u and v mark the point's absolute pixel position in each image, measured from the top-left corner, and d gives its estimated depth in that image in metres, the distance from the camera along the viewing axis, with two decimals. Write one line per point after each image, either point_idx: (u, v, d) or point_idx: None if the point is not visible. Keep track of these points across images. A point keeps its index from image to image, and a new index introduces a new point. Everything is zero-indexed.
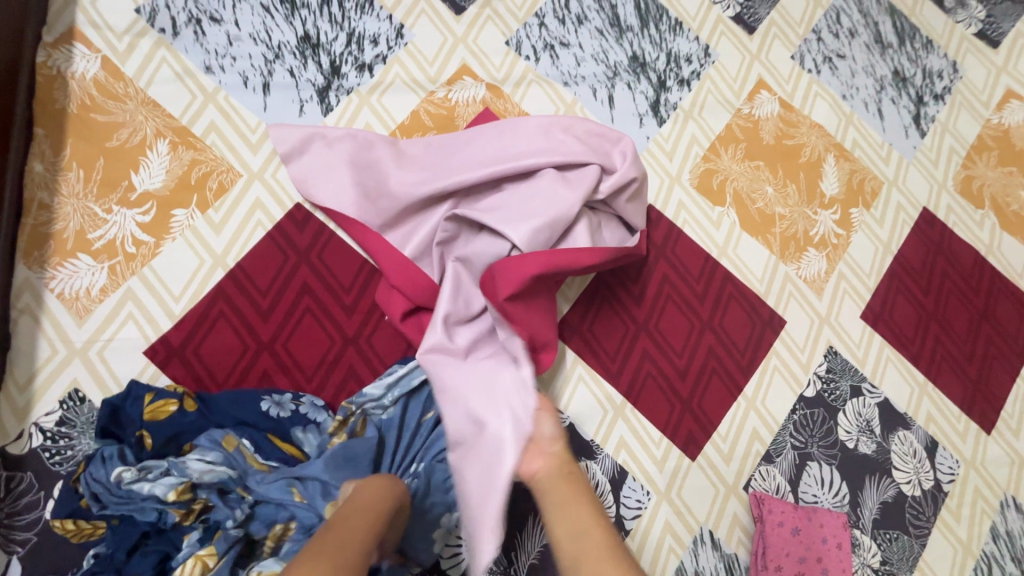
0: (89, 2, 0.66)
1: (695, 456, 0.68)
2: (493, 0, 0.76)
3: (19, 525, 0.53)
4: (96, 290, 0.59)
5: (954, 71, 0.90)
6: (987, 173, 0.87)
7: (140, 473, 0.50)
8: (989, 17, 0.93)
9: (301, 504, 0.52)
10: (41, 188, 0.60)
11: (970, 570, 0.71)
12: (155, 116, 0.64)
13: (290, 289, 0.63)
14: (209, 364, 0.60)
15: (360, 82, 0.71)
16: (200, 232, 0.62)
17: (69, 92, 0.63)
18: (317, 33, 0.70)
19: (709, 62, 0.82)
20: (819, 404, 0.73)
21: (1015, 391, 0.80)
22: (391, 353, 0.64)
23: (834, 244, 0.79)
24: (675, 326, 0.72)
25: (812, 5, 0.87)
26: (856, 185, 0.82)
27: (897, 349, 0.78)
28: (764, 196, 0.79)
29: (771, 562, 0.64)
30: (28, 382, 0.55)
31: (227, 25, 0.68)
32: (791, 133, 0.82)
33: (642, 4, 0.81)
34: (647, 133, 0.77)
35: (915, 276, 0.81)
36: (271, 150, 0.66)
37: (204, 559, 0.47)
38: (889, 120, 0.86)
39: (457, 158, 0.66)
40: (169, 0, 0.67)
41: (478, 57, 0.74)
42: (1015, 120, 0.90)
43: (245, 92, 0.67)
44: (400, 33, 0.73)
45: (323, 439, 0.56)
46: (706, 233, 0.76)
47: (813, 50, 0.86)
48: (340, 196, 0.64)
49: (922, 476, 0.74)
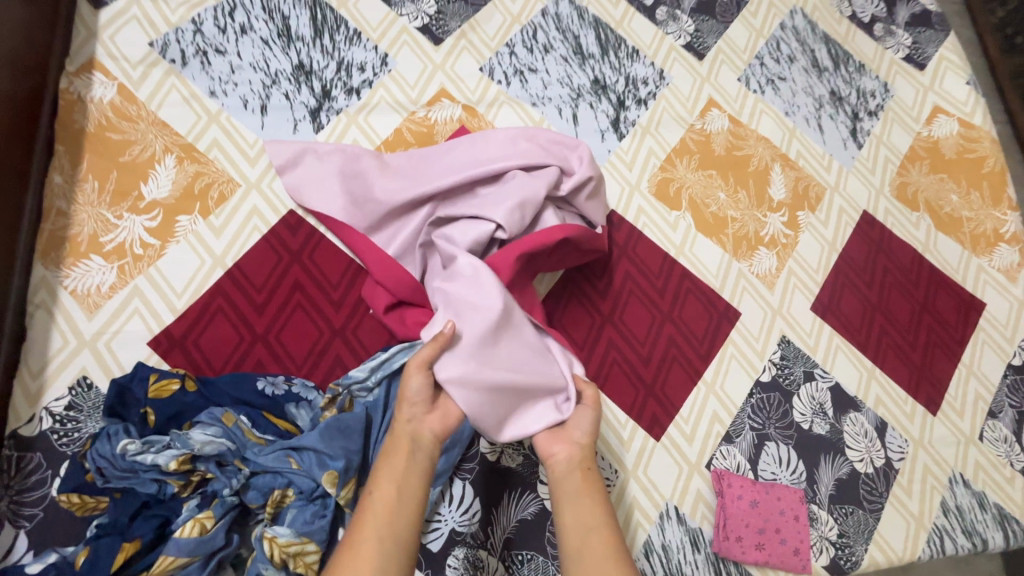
0: (107, 37, 0.74)
1: (659, 437, 0.73)
2: (468, 32, 0.86)
3: (27, 501, 0.57)
4: (106, 288, 0.65)
5: (885, 91, 1.00)
6: (921, 179, 0.96)
7: (143, 446, 0.55)
8: (915, 43, 1.04)
9: (298, 471, 0.56)
10: (59, 197, 0.67)
11: (923, 542, 0.76)
12: (164, 135, 0.72)
13: (283, 287, 0.69)
14: (208, 354, 0.65)
15: (348, 104, 0.79)
16: (202, 236, 0.69)
17: (88, 114, 0.71)
18: (311, 62, 0.79)
19: (663, 84, 0.91)
20: (775, 388, 0.79)
21: (958, 375, 0.86)
22: (375, 344, 0.69)
23: (783, 244, 0.87)
24: (637, 317, 0.78)
25: (754, 35, 0.98)
26: (802, 191, 0.91)
27: (846, 338, 0.84)
28: (717, 201, 0.87)
29: (731, 533, 0.70)
30: (41, 370, 0.60)
31: (231, 56, 0.77)
32: (740, 146, 0.91)
33: (602, 35, 0.91)
34: (608, 147, 0.86)
35: (859, 271, 0.89)
36: (267, 163, 0.74)
37: (202, 522, 0.52)
38: (828, 134, 0.95)
39: (434, 168, 0.73)
40: (179, 35, 0.76)
41: (454, 81, 0.83)
42: (945, 132, 0.99)
43: (245, 113, 0.75)
44: (385, 61, 0.82)
45: (314, 413, 0.61)
46: (664, 234, 0.83)
47: (757, 73, 0.96)
48: (330, 202, 0.71)
49: (874, 454, 0.79)
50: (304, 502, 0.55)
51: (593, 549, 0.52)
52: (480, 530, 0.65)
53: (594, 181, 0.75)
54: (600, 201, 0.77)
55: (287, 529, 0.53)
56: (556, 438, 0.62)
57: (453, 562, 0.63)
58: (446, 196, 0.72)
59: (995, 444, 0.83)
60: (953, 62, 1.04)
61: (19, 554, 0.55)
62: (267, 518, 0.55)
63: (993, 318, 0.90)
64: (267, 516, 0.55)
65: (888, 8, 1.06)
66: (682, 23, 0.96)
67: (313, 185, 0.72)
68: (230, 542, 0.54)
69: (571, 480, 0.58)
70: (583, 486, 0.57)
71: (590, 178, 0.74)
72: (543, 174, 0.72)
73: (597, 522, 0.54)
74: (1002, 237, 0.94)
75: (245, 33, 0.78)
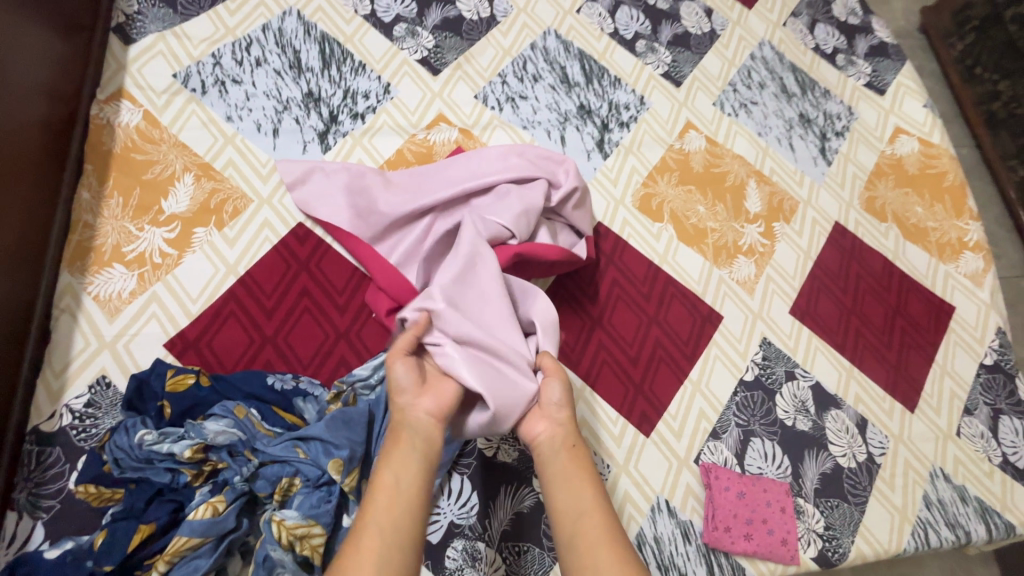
0: (135, 69, 0.82)
1: (648, 433, 0.77)
2: (464, 64, 0.94)
3: (45, 494, 0.59)
4: (126, 293, 0.69)
5: (850, 114, 1.09)
6: (887, 193, 1.03)
7: (159, 437, 0.58)
8: (874, 72, 1.14)
9: (305, 460, 0.60)
10: (87, 211, 0.72)
11: (908, 534, 0.78)
12: (183, 156, 0.78)
13: (291, 293, 0.74)
14: (220, 355, 0.69)
15: (354, 127, 0.86)
16: (217, 246, 0.74)
17: (115, 137, 0.77)
18: (319, 90, 0.87)
19: (644, 109, 0.99)
20: (758, 387, 0.83)
21: (932, 374, 0.90)
22: (377, 345, 0.74)
23: (760, 252, 0.93)
24: (625, 321, 0.83)
25: (726, 65, 1.07)
26: (776, 205, 0.97)
27: (824, 340, 0.89)
28: (697, 214, 0.93)
29: (719, 523, 0.73)
30: (63, 369, 0.64)
31: (246, 85, 0.84)
32: (716, 163, 0.98)
33: (586, 65, 1.00)
34: (594, 165, 0.93)
35: (833, 277, 0.94)
36: (279, 180, 0.80)
37: (214, 505, 0.55)
38: (799, 152, 1.03)
39: (432, 183, 0.79)
40: (200, 67, 0.83)
41: (452, 107, 0.91)
42: (907, 150, 1.07)
43: (258, 136, 0.82)
44: (387, 89, 0.89)
45: (321, 407, 0.65)
46: (648, 244, 0.89)
47: (731, 99, 1.04)
48: (336, 213, 0.77)
49: (856, 450, 0.82)
50: (310, 488, 0.59)
51: (585, 534, 0.53)
52: (478, 522, 0.68)
53: (578, 191, 0.81)
54: (586, 211, 0.83)
55: (294, 512, 0.56)
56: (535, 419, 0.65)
57: (452, 553, 0.65)
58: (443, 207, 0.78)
59: (972, 439, 0.87)
60: (911, 88, 1.13)
61: (36, 543, 0.57)
62: (275, 505, 0.58)
63: (963, 320, 0.95)
64: (276, 502, 0.58)
65: (848, 41, 1.16)
66: (660, 54, 1.04)
67: (320, 199, 0.78)
68: (240, 526, 0.57)
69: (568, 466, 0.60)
70: (565, 472, 0.59)
71: (573, 189, 0.80)
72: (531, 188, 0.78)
73: (586, 506, 0.56)
74: (966, 245, 1.00)
75: (260, 65, 0.86)
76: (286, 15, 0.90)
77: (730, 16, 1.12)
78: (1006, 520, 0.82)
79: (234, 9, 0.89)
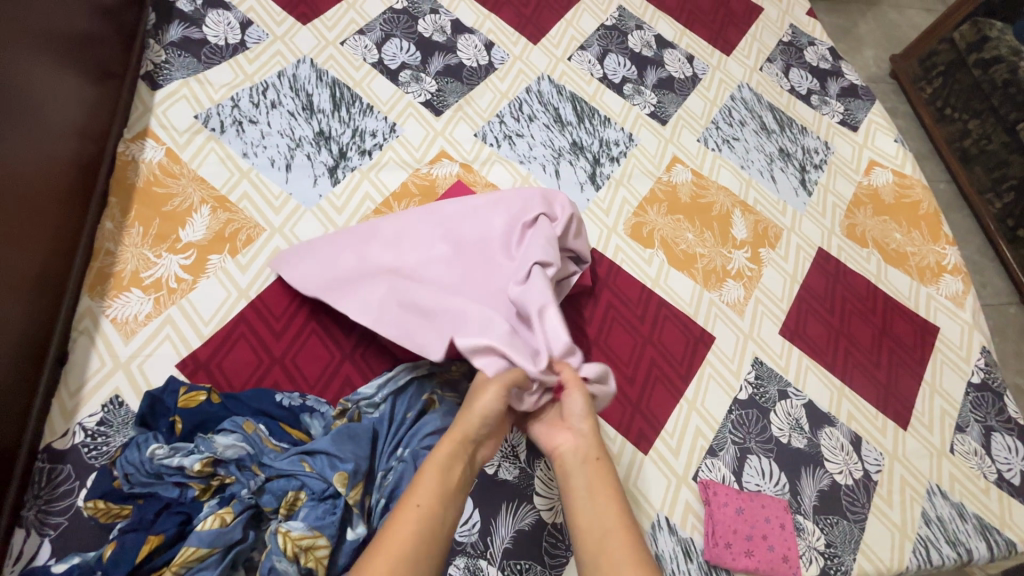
0: (160, 112, 0.88)
1: (646, 451, 0.78)
2: (464, 106, 1.02)
3: (54, 511, 0.60)
4: (142, 316, 0.72)
5: (826, 148, 1.16)
6: (866, 220, 1.08)
7: (170, 451, 0.60)
8: (846, 111, 1.22)
9: (310, 473, 0.62)
10: (109, 239, 0.77)
11: (909, 551, 0.78)
12: (201, 189, 0.83)
13: (300, 315, 0.77)
14: (229, 375, 0.72)
15: (362, 162, 0.92)
16: (229, 272, 0.78)
17: (139, 172, 0.83)
18: (330, 130, 0.93)
19: (633, 145, 1.06)
20: (752, 405, 0.85)
21: (922, 392, 0.92)
22: (380, 366, 0.76)
23: (748, 276, 0.97)
24: (621, 342, 0.86)
25: (708, 106, 1.15)
26: (761, 231, 1.02)
27: (814, 359, 0.92)
28: (686, 240, 0.98)
29: (720, 539, 0.73)
30: (79, 389, 0.67)
31: (262, 125, 0.91)
32: (703, 194, 1.04)
33: (577, 106, 1.07)
34: (587, 196, 0.98)
35: (820, 300, 0.98)
36: (290, 211, 0.85)
37: (222, 516, 0.57)
38: (781, 184, 1.09)
39: (427, 233, 0.80)
40: (220, 110, 0.90)
41: (453, 144, 0.97)
42: (882, 181, 1.14)
43: (272, 170, 0.87)
44: (393, 128, 0.96)
45: (327, 422, 0.68)
46: (640, 268, 0.93)
47: (713, 135, 1.11)
48: (370, 290, 0.75)
49: (852, 466, 0.83)
50: (316, 501, 0.60)
51: (609, 552, 0.54)
52: (480, 540, 0.68)
53: (574, 224, 0.83)
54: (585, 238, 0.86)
55: (300, 524, 0.58)
56: (557, 431, 0.68)
57: (454, 571, 0.66)
58: (455, 276, 0.77)
59: (967, 456, 0.88)
60: (882, 125, 1.21)
61: (43, 559, 0.58)
62: (281, 518, 0.60)
63: (948, 340, 0.98)
64: (282, 516, 0.60)
65: (821, 83, 1.25)
66: (646, 96, 1.12)
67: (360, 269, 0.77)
68: (247, 538, 0.59)
69: (578, 480, 0.62)
70: (594, 484, 0.61)
71: (568, 225, 0.81)
72: (533, 230, 0.79)
73: (610, 524, 0.57)
74: (945, 268, 1.05)
75: (275, 107, 0.93)
76: (300, 63, 0.98)
77: (710, 62, 1.21)
78: (1006, 537, 0.82)
79: (253, 57, 0.96)
